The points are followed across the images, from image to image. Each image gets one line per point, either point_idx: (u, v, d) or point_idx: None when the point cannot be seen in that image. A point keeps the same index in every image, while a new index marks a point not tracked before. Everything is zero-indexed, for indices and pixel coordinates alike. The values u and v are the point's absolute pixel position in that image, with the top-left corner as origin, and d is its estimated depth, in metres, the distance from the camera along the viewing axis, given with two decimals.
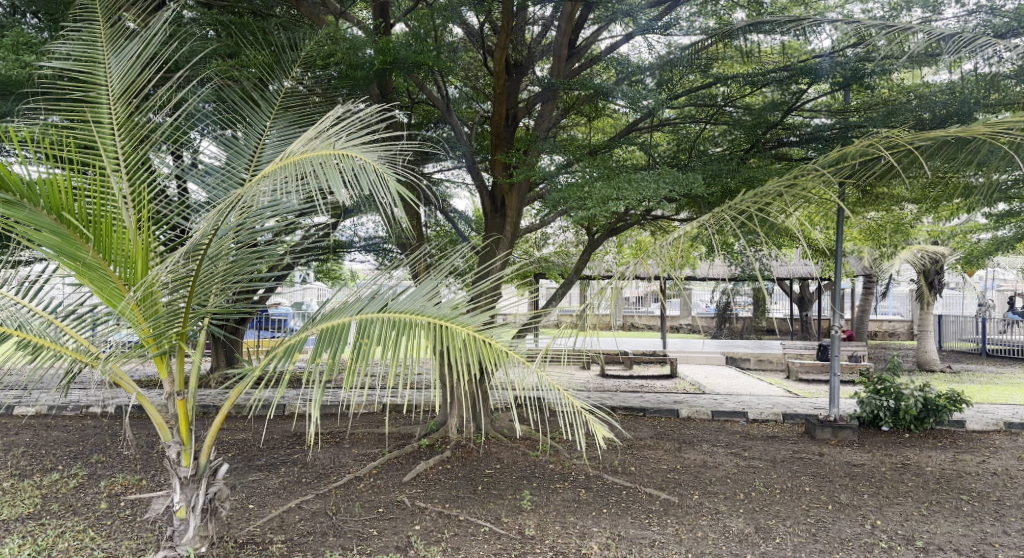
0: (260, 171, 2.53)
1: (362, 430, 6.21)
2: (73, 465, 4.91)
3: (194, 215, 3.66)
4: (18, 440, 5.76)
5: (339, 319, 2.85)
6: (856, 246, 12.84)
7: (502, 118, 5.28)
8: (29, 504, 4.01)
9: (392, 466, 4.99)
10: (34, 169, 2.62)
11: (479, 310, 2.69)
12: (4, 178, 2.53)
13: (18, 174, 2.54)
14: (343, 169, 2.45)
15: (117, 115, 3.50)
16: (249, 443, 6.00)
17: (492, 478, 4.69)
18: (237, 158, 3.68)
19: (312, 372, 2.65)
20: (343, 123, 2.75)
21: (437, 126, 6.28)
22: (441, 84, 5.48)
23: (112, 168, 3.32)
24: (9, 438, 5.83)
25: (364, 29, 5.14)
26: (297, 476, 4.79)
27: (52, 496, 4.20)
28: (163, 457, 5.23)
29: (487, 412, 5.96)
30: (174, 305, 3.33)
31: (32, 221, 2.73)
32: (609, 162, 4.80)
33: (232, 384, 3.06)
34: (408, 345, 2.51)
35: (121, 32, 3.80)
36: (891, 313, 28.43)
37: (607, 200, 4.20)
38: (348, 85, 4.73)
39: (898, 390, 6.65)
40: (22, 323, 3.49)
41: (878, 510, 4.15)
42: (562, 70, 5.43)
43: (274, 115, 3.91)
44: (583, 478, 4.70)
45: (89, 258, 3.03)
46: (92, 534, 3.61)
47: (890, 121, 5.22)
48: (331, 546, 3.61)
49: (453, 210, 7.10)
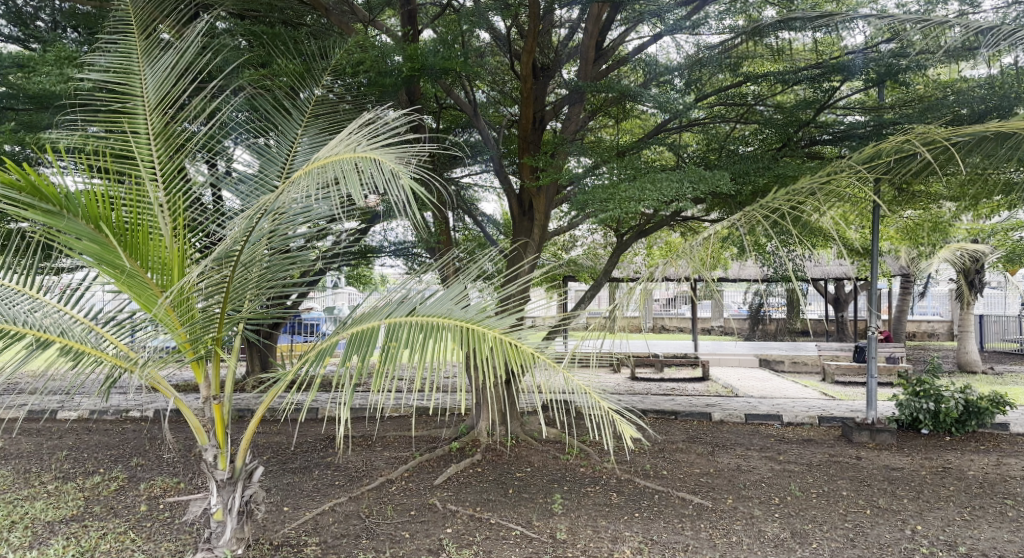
0: (285, 180, 2.58)
1: (392, 434, 6.24)
2: (113, 468, 5.01)
3: (229, 222, 3.74)
4: (61, 443, 5.91)
5: (370, 323, 2.88)
6: (893, 245, 12.58)
7: (530, 122, 5.28)
8: (73, 506, 4.11)
9: (423, 469, 5.01)
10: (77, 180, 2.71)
11: (506, 313, 2.69)
12: (49, 191, 2.62)
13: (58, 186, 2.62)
14: (364, 172, 2.46)
15: (154, 125, 3.59)
16: (283, 446, 6.07)
17: (523, 482, 4.68)
18: (270, 165, 3.76)
19: (343, 376, 2.67)
20: (369, 128, 2.77)
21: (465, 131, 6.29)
22: (469, 89, 5.50)
23: (149, 178, 3.41)
24: (53, 441, 6.00)
25: (391, 36, 5.18)
26: (330, 479, 4.84)
27: (94, 498, 4.30)
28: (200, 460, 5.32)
29: (517, 416, 5.95)
30: (209, 310, 3.41)
31: (72, 231, 2.82)
32: (638, 162, 4.77)
33: (265, 387, 3.10)
34: (435, 348, 2.51)
35: (156, 43, 3.86)
36: (929, 313, 27.79)
37: (634, 201, 4.17)
38: (377, 92, 4.78)
39: (938, 392, 6.47)
40: (65, 329, 3.54)
41: (918, 514, 4.05)
42: (589, 72, 5.40)
43: (305, 123, 3.96)
44: (614, 482, 4.66)
45: (127, 265, 3.12)
46: (133, 536, 3.69)
47: (926, 117, 5.10)
48: (364, 548, 3.64)
49: (481, 213, 7.12)
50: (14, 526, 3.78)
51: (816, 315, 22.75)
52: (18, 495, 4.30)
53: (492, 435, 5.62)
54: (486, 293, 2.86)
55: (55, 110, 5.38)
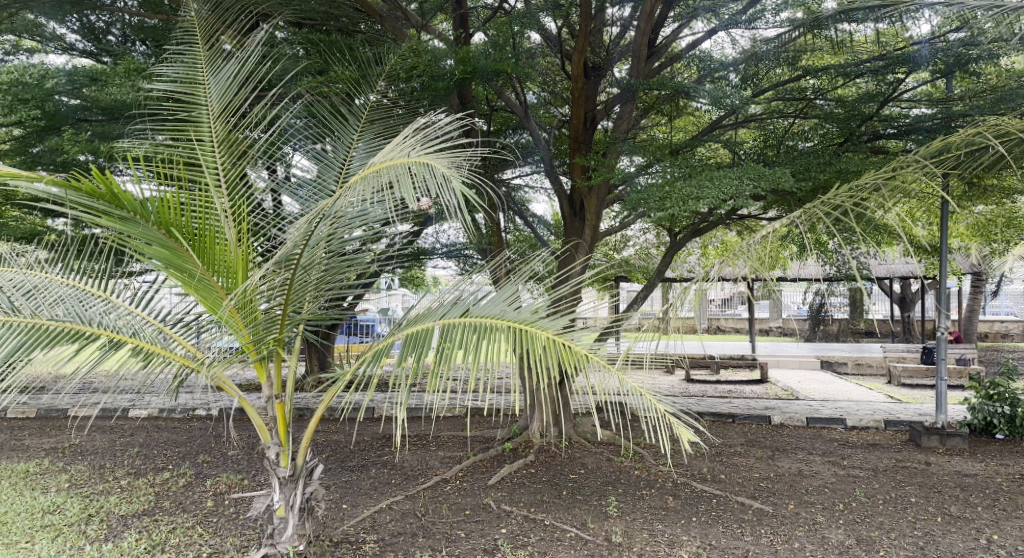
0: (341, 186, 2.64)
1: (446, 434, 6.30)
2: (182, 464, 5.19)
3: (289, 226, 3.83)
4: (134, 440, 6.17)
5: (423, 325, 2.91)
6: (965, 242, 12.05)
7: (581, 121, 5.26)
8: (144, 501, 4.27)
9: (477, 469, 5.04)
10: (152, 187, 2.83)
11: (558, 314, 2.67)
12: (125, 197, 2.72)
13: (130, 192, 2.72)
14: (418, 176, 2.51)
15: (218, 133, 3.70)
16: (342, 444, 6.20)
17: (577, 483, 4.66)
18: (328, 170, 3.84)
19: (398, 377, 2.71)
20: (422, 132, 2.82)
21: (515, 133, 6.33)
22: (519, 90, 5.52)
23: (214, 184, 3.52)
24: (126, 438, 6.24)
25: (443, 40, 5.24)
26: (386, 477, 4.91)
27: (164, 493, 4.46)
28: (263, 458, 5.47)
29: (570, 417, 5.94)
30: (272, 311, 3.50)
31: (143, 236, 2.93)
32: (693, 160, 4.70)
33: (324, 387, 3.18)
34: (488, 349, 2.52)
35: (219, 53, 3.98)
36: (999, 313, 26.49)
37: (691, 199, 4.10)
38: (429, 96, 4.83)
39: (1015, 396, 6.18)
40: (137, 330, 3.64)
41: (994, 524, 3.87)
42: (641, 70, 5.36)
43: (360, 128, 4.03)
44: (670, 486, 4.60)
45: (194, 268, 3.23)
46: (200, 531, 3.81)
47: (1000, 108, 4.87)
48: (421, 547, 3.68)
49: (532, 215, 7.12)
50: (91, 519, 3.95)
51: (880, 315, 21.99)
52: (95, 489, 4.50)
53: (545, 436, 5.62)
54: (540, 296, 2.85)
55: (126, 120, 5.61)
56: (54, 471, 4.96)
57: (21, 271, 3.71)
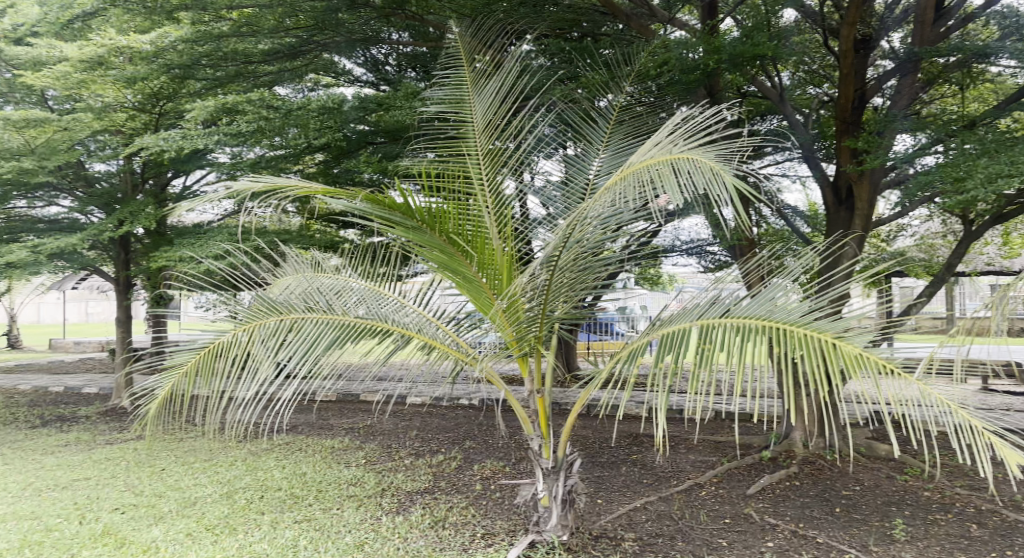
0: (602, 189, 2.96)
1: (699, 437, 6.18)
2: (452, 449, 5.75)
3: (543, 230, 4.01)
4: (413, 423, 6.99)
5: (679, 325, 2.84)
6: None
7: (848, 100, 5.14)
8: (426, 479, 4.79)
9: (733, 476, 4.87)
10: (429, 199, 3.11)
11: (835, 315, 2.35)
12: (418, 210, 3.06)
13: (421, 206, 3.06)
14: (680, 173, 2.57)
15: (482, 147, 4.00)
16: (596, 440, 6.38)
17: (851, 501, 4.25)
18: (580, 176, 4.01)
19: (656, 377, 2.66)
20: (679, 131, 2.85)
21: (768, 119, 6.13)
22: (773, 74, 5.60)
23: (481, 194, 3.82)
24: (406, 423, 7.06)
25: (691, 33, 5.19)
26: (639, 476, 4.95)
27: (441, 474, 4.96)
28: (522, 448, 5.83)
29: (841, 429, 5.51)
30: (535, 311, 3.69)
31: (429, 244, 3.27)
32: (996, 134, 4.05)
33: (585, 384, 3.29)
34: (752, 351, 2.33)
35: (481, 73, 4.30)
36: None
37: (998, 177, 3.63)
38: (680, 90, 4.79)
39: None
40: (421, 327, 4.12)
41: None
42: (926, 35, 5.18)
43: (611, 129, 4.12)
44: (974, 513, 4.00)
45: (468, 271, 3.52)
46: (474, 512, 4.16)
47: None
48: (683, 551, 3.62)
49: (787, 207, 6.64)
50: (385, 492, 4.52)
51: None
52: (386, 466, 5.16)
53: (809, 447, 5.26)
54: (799, 294, 2.51)
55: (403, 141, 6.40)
56: (353, 448, 5.77)
57: (336, 278, 4.37)
